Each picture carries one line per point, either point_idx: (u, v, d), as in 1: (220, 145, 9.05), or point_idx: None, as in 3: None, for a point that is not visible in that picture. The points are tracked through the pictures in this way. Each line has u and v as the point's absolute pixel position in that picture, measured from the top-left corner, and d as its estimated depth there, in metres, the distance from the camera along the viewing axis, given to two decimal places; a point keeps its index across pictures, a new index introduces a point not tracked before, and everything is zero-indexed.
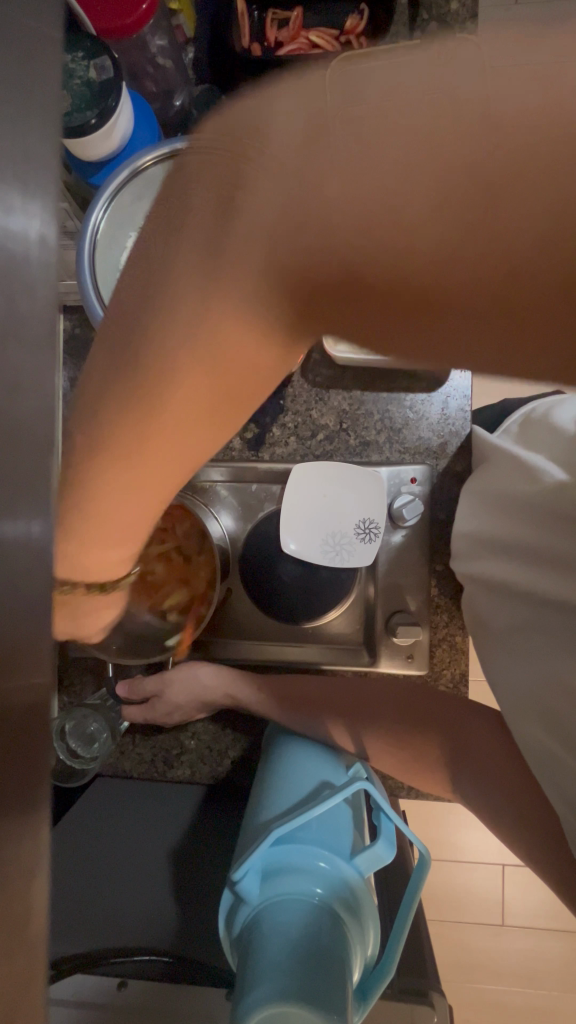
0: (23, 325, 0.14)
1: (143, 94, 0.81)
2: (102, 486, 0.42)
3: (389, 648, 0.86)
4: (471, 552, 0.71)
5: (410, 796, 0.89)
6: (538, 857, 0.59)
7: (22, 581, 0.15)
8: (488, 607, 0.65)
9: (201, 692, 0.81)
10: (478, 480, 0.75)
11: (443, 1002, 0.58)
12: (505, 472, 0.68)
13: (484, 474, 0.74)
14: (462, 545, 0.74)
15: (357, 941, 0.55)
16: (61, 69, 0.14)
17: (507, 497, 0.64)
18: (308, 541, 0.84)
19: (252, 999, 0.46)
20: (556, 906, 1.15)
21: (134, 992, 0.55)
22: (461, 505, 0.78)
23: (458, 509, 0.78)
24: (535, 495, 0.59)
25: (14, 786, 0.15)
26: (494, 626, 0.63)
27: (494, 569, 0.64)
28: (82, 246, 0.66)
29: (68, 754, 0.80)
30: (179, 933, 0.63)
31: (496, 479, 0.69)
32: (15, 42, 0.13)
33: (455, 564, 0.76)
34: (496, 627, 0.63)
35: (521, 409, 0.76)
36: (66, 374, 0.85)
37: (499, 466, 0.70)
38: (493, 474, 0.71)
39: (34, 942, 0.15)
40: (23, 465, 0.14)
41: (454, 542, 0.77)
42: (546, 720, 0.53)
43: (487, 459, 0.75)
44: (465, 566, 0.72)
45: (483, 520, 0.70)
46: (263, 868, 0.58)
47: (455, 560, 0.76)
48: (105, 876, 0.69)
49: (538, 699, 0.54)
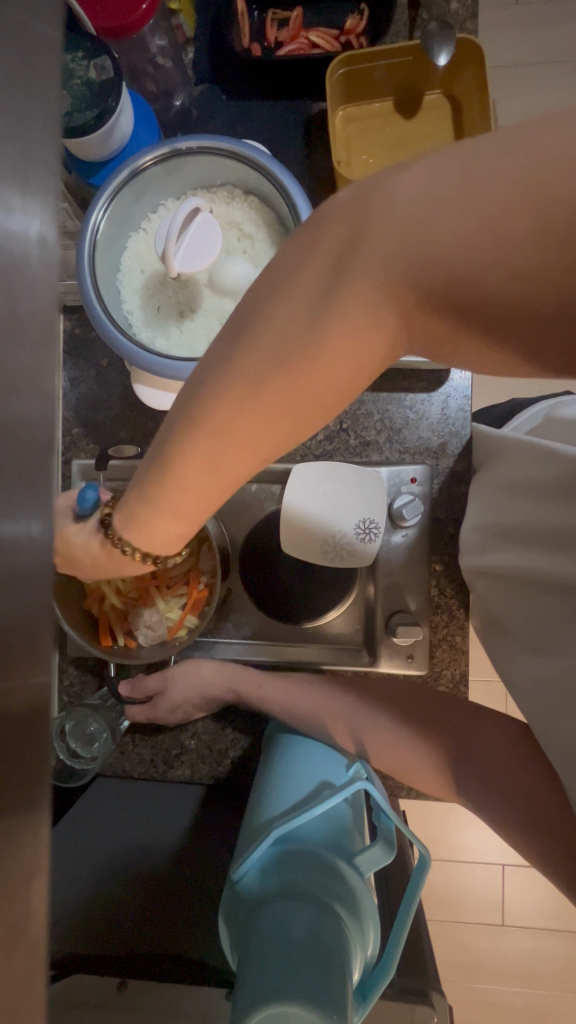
0: (26, 328, 0.14)
1: (144, 94, 0.82)
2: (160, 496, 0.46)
3: (389, 648, 0.85)
4: (485, 545, 0.71)
5: (410, 796, 0.89)
6: (545, 855, 0.59)
7: (22, 578, 0.15)
8: (504, 603, 0.65)
9: (202, 691, 0.81)
10: (490, 476, 0.74)
11: (443, 1002, 0.58)
12: (511, 469, 0.68)
13: (491, 471, 0.74)
14: (475, 540, 0.74)
15: (357, 941, 0.55)
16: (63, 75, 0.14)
17: (518, 492, 0.65)
18: (308, 541, 0.83)
19: (253, 999, 0.46)
20: (555, 905, 1.15)
21: (134, 990, 0.56)
22: (471, 507, 0.79)
23: (467, 512, 0.80)
24: (549, 481, 0.59)
25: (9, 786, 0.15)
26: (511, 625, 0.64)
27: (505, 561, 0.65)
28: (81, 246, 0.65)
29: (68, 754, 0.81)
30: (178, 930, 0.64)
31: (505, 470, 0.70)
32: (15, 49, 0.13)
33: (463, 559, 0.77)
34: (513, 627, 0.63)
35: (535, 409, 0.75)
36: (66, 374, 0.85)
37: (504, 463, 0.71)
38: (500, 472, 0.71)
39: (34, 942, 0.15)
40: (23, 463, 0.14)
41: (463, 539, 0.79)
42: (555, 718, 0.54)
43: (492, 456, 0.75)
44: (477, 559, 0.72)
45: (496, 511, 0.70)
46: (263, 866, 0.59)
47: (464, 555, 0.77)
48: (106, 874, 0.69)
49: (553, 693, 0.54)
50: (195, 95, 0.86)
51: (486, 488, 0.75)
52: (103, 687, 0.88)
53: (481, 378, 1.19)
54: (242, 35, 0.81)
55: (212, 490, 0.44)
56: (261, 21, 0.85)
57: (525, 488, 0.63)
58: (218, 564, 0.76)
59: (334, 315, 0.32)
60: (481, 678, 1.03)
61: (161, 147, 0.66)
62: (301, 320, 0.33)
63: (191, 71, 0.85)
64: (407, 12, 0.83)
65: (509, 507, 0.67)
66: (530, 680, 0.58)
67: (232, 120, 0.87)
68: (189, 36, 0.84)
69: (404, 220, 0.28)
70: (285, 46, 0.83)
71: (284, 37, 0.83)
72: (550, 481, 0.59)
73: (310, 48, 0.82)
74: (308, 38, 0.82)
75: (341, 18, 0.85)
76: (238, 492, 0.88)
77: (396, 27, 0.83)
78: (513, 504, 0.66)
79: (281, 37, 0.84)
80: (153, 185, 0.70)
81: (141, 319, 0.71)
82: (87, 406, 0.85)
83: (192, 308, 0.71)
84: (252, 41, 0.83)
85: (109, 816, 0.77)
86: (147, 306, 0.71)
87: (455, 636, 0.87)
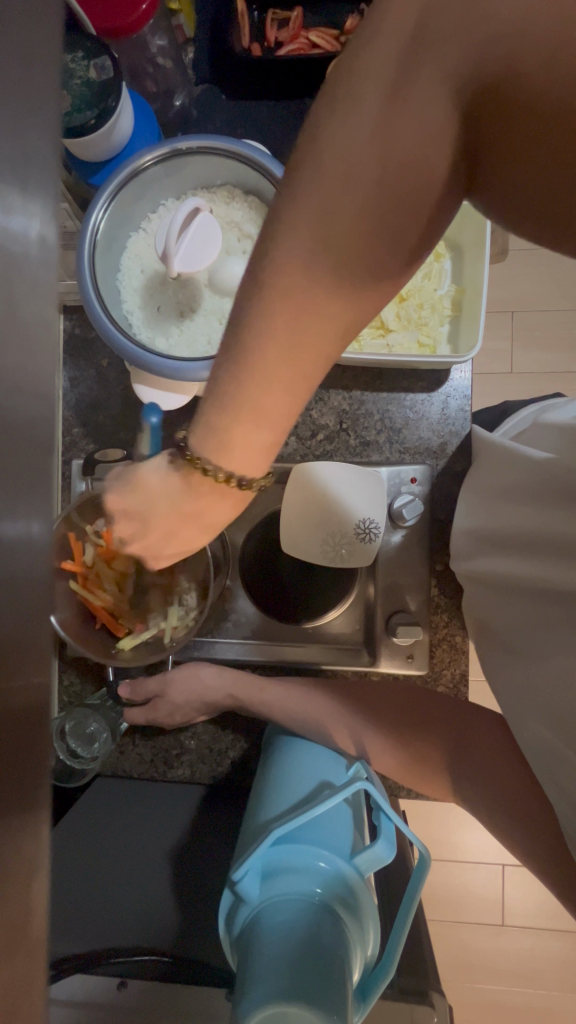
0: (23, 330, 0.14)
1: (144, 94, 0.81)
2: (249, 376, 0.43)
3: (389, 648, 0.85)
4: (471, 550, 0.70)
5: (410, 797, 0.90)
6: (540, 857, 0.58)
7: (23, 576, 0.14)
8: (491, 604, 0.65)
9: (203, 691, 0.81)
10: (476, 479, 0.74)
11: (443, 1002, 0.58)
12: (496, 476, 0.68)
13: (479, 473, 0.74)
14: (461, 543, 0.73)
15: (356, 939, 0.56)
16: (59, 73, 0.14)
17: (505, 498, 0.64)
18: (308, 541, 0.84)
19: (252, 1000, 0.46)
20: (556, 906, 1.14)
21: (134, 992, 0.56)
22: (460, 504, 0.76)
23: (457, 508, 0.77)
24: (536, 487, 0.59)
25: (9, 787, 0.15)
26: (497, 625, 0.63)
27: (494, 567, 0.64)
28: (82, 246, 0.65)
29: (68, 754, 0.81)
30: (179, 933, 0.63)
31: (492, 476, 0.69)
32: (15, 43, 0.13)
33: (454, 563, 0.75)
34: (499, 628, 0.63)
35: (520, 416, 0.75)
36: (66, 374, 0.86)
37: (492, 464, 0.70)
38: (488, 475, 0.70)
39: (34, 944, 0.15)
40: (21, 464, 0.14)
41: (452, 540, 0.76)
42: (546, 729, 0.53)
43: (479, 459, 0.75)
44: (466, 564, 0.70)
45: (481, 517, 0.70)
46: (263, 867, 0.58)
47: (455, 560, 0.75)
48: (105, 875, 0.69)
49: (542, 705, 0.54)
50: (195, 95, 0.87)
51: (471, 489, 0.74)
52: (103, 687, 0.88)
53: (482, 377, 1.19)
54: (243, 35, 0.82)
55: (299, 364, 0.43)
56: (262, 20, 0.86)
57: (513, 493, 0.63)
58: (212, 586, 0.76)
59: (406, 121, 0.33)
60: (481, 680, 1.02)
61: (161, 147, 0.66)
62: (341, 165, 0.34)
63: (192, 71, 0.86)
64: None
65: (495, 517, 0.66)
66: (518, 683, 0.58)
67: (232, 121, 0.87)
68: (190, 36, 0.84)
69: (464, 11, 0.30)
70: (286, 46, 0.83)
71: (284, 37, 0.84)
72: (540, 486, 0.58)
73: (311, 49, 0.82)
74: (308, 38, 0.82)
75: (341, 18, 0.85)
76: None
77: None
78: (499, 513, 0.65)
79: (281, 36, 0.84)
80: (153, 185, 0.70)
81: (141, 319, 0.70)
82: (87, 406, 0.86)
83: (192, 308, 0.71)
84: (253, 41, 0.84)
85: (108, 817, 0.77)
86: (146, 305, 0.71)
87: (455, 636, 0.87)
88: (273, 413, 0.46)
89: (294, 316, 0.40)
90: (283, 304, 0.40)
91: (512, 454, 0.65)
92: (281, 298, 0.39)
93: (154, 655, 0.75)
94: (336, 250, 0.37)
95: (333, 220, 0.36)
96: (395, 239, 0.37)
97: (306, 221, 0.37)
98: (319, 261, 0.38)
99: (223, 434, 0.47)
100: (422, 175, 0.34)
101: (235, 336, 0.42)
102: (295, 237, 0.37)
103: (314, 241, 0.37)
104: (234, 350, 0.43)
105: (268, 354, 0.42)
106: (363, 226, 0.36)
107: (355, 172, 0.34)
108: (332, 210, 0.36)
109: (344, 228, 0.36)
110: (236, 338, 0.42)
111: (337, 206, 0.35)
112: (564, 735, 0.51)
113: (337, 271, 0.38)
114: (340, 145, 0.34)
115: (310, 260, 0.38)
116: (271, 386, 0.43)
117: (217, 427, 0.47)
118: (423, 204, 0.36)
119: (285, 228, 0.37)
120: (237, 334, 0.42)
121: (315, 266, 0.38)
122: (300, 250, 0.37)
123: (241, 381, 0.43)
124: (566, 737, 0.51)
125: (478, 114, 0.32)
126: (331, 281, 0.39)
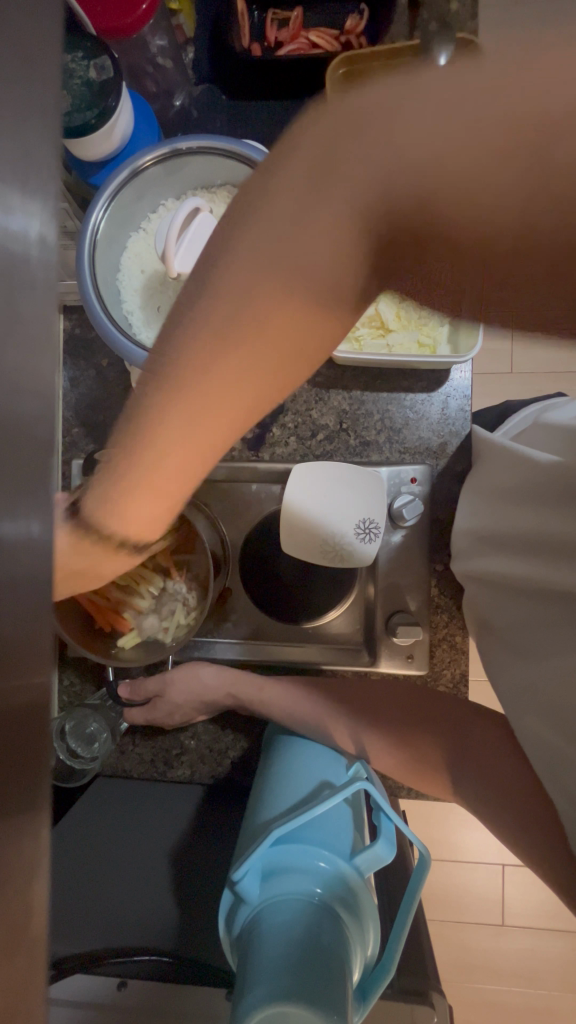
0: (23, 329, 0.14)
1: (144, 94, 0.82)
2: (153, 440, 0.45)
3: (389, 648, 0.85)
4: (472, 551, 0.70)
5: (410, 796, 0.90)
6: (540, 858, 0.58)
7: (25, 574, 0.15)
8: (493, 606, 0.65)
9: (203, 691, 0.81)
10: (478, 479, 0.73)
11: (443, 1002, 0.58)
12: (497, 477, 0.68)
13: (481, 474, 0.74)
14: (463, 543, 0.73)
15: (357, 941, 0.56)
16: (59, 72, 0.14)
17: (506, 499, 0.64)
18: (308, 541, 0.82)
19: (252, 1000, 0.46)
20: (557, 906, 1.14)
21: (134, 992, 0.56)
22: (460, 507, 0.77)
23: (458, 510, 0.78)
24: (536, 487, 0.59)
25: (10, 786, 0.15)
26: (499, 626, 0.63)
27: (496, 568, 0.64)
28: (82, 247, 0.65)
29: (68, 754, 0.81)
30: (179, 933, 0.63)
31: (494, 476, 0.69)
32: (16, 43, 0.13)
33: (455, 564, 0.76)
34: (501, 629, 0.63)
35: (520, 415, 0.75)
36: (66, 374, 0.86)
37: (494, 466, 0.70)
38: (490, 477, 0.70)
39: (35, 942, 0.15)
40: (22, 463, 0.14)
41: (455, 540, 0.77)
42: (547, 730, 0.53)
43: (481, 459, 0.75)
44: (467, 565, 0.71)
45: (482, 516, 0.70)
46: (263, 868, 0.58)
47: (455, 560, 0.75)
48: (105, 875, 0.69)
49: (543, 705, 0.54)
50: (195, 95, 0.87)
51: (473, 490, 0.74)
52: (103, 687, 0.88)
53: (482, 377, 1.19)
54: (243, 35, 0.83)
55: (203, 434, 0.45)
56: (261, 20, 0.86)
57: (513, 491, 0.63)
58: (211, 585, 0.75)
59: (317, 230, 0.38)
60: (481, 680, 1.02)
61: (161, 147, 0.66)
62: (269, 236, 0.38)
63: (192, 70, 0.86)
64: (407, 12, 0.84)
65: (496, 517, 0.66)
66: (519, 684, 0.58)
67: (232, 120, 0.87)
68: (190, 36, 0.84)
69: (376, 153, 0.35)
70: (286, 46, 0.83)
71: (284, 37, 0.84)
72: (539, 486, 0.58)
73: (311, 49, 0.82)
74: (308, 38, 0.82)
75: (341, 18, 0.85)
76: (237, 493, 0.88)
77: (396, 27, 0.85)
78: (499, 513, 0.66)
79: (281, 36, 0.84)
80: (153, 185, 0.71)
81: (141, 319, 0.70)
82: (87, 406, 0.86)
83: None
84: (252, 41, 0.84)
85: (108, 817, 0.77)
86: (147, 305, 0.71)
87: (455, 636, 0.87)
88: (177, 477, 0.49)
89: (207, 388, 0.42)
90: (195, 377, 0.42)
91: (514, 453, 0.65)
92: (195, 369, 0.42)
93: (151, 654, 0.75)
94: (248, 326, 0.40)
95: (253, 292, 0.39)
96: (301, 325, 0.41)
97: (226, 296, 0.40)
98: (238, 333, 0.40)
99: (126, 493, 0.49)
100: (332, 266, 0.39)
101: (145, 397, 0.45)
102: (213, 311, 0.40)
103: (230, 315, 0.40)
104: (140, 413, 0.45)
105: (175, 423, 0.44)
106: (281, 302, 0.39)
107: (277, 252, 0.38)
108: (245, 290, 0.39)
109: (256, 307, 0.39)
110: (145, 401, 0.45)
111: (252, 286, 0.39)
112: (564, 735, 0.51)
113: (249, 349, 0.41)
114: (262, 226, 0.38)
115: (224, 333, 0.40)
116: (170, 453, 0.46)
117: (117, 485, 0.49)
118: (325, 295, 0.40)
119: (204, 302, 0.40)
120: (145, 397, 0.45)
121: (229, 342, 0.41)
122: (215, 325, 0.40)
123: (145, 443, 0.46)
124: (567, 737, 0.51)
125: (407, 224, 0.36)
126: (242, 360, 0.42)
